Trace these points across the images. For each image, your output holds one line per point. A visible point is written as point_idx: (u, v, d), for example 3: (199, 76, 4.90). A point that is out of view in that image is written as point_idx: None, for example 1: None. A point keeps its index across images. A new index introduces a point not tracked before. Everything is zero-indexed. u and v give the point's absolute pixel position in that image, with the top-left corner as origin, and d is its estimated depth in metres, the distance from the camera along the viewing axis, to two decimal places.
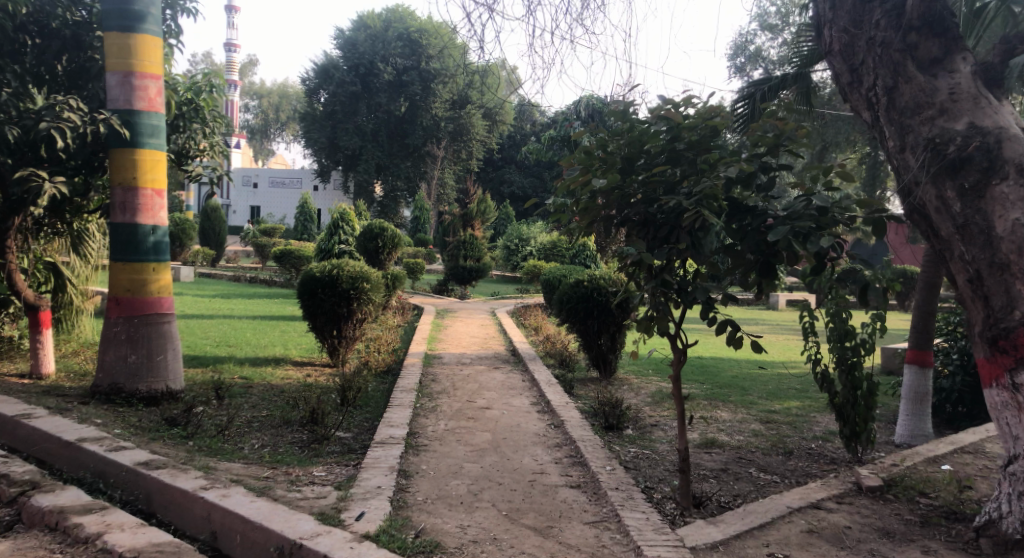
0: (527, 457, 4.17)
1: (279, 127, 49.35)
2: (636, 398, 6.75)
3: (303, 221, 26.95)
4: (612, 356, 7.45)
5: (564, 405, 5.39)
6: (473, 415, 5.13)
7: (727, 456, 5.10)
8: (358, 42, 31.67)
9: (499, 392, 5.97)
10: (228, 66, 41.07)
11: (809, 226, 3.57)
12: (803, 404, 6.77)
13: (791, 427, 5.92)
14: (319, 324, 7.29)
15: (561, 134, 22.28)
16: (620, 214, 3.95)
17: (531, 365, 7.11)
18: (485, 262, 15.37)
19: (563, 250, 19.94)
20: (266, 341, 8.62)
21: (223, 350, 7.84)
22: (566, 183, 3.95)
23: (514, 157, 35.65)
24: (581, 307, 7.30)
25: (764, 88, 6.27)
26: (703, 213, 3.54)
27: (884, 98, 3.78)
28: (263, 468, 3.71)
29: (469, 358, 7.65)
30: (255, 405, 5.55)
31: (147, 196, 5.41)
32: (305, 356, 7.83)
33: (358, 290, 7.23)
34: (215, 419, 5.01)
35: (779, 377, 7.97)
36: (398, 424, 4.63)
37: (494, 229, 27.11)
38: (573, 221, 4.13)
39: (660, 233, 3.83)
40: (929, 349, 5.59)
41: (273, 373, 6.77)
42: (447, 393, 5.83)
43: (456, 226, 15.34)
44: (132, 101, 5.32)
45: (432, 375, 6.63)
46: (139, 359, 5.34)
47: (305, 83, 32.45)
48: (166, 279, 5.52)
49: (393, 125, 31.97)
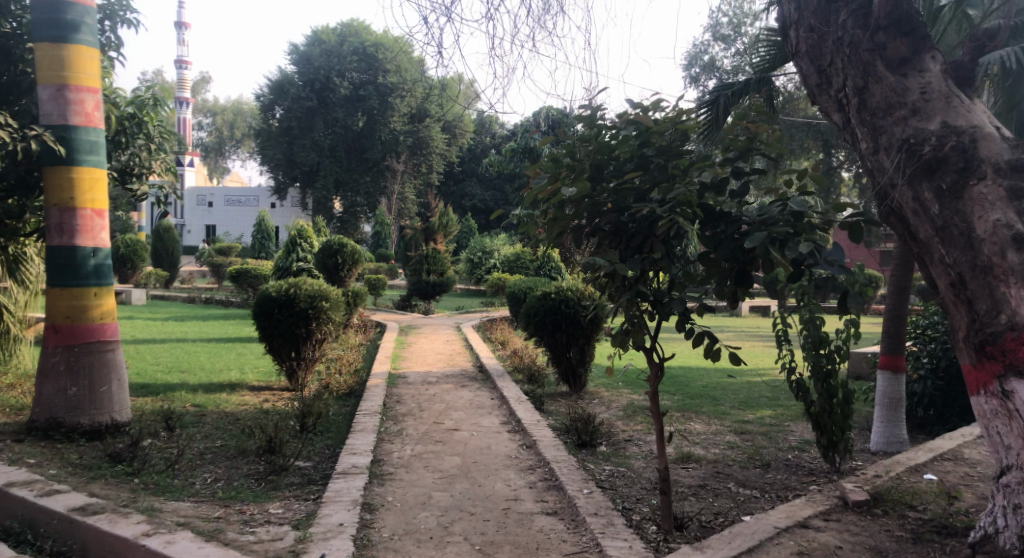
0: (499, 482, 3.94)
1: (234, 145, 48.56)
2: (608, 413, 6.57)
3: (261, 239, 26.41)
4: (581, 370, 7.27)
5: (535, 423, 5.18)
6: (440, 438, 4.90)
7: (705, 471, 4.94)
8: (312, 57, 31.30)
9: (467, 412, 5.74)
10: (180, 83, 40.30)
11: (786, 231, 3.42)
12: (776, 412, 6.65)
13: (766, 438, 5.78)
14: (276, 346, 6.98)
15: (522, 145, 22.18)
16: (590, 224, 3.76)
17: (498, 382, 6.89)
18: (448, 276, 15.14)
19: (526, 262, 19.78)
20: (221, 365, 8.28)
21: (176, 377, 7.49)
22: (533, 193, 3.76)
23: (475, 170, 35.48)
24: (549, 320, 7.12)
25: (727, 93, 6.09)
26: (677, 220, 3.37)
27: (855, 99, 3.65)
28: (215, 508, 3.44)
29: (434, 376, 7.41)
30: (209, 435, 5.25)
31: (86, 217, 5.10)
32: (263, 380, 7.50)
33: (317, 310, 6.96)
34: (164, 453, 4.71)
35: (750, 385, 7.86)
36: (361, 451, 4.38)
37: (457, 243, 26.90)
38: (541, 233, 3.93)
39: (633, 242, 3.67)
40: (901, 354, 5.47)
41: (228, 399, 6.45)
42: (413, 415, 5.58)
43: (417, 240, 15.06)
44: (67, 116, 5.02)
45: (396, 396, 6.38)
46: (80, 392, 5.01)
47: (260, 99, 31.91)
48: (110, 304, 5.22)
49: (350, 140, 31.62)
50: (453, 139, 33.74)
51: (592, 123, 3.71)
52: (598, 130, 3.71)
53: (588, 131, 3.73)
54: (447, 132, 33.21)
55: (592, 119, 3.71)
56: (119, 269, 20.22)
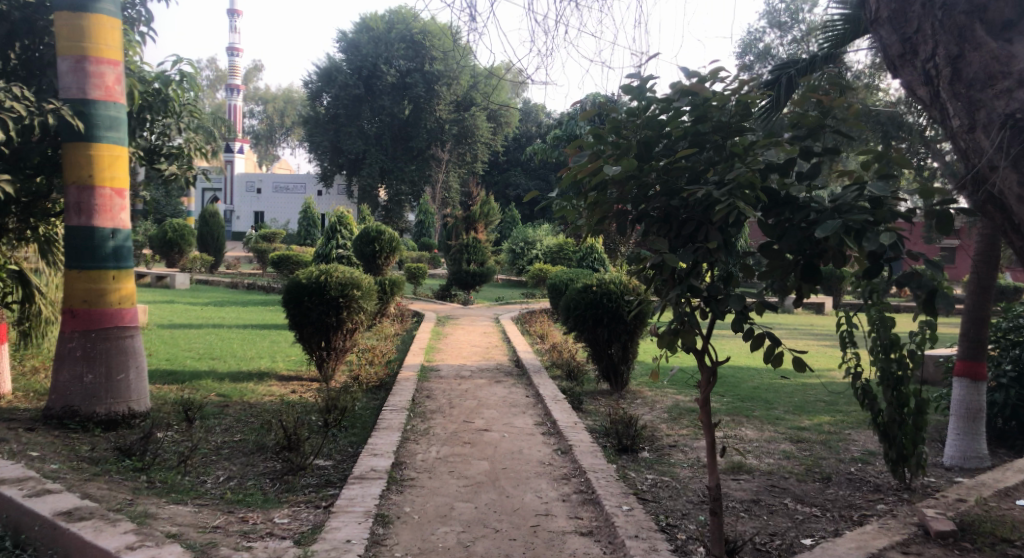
0: (529, 493, 3.58)
1: (283, 132, 48.89)
2: (651, 414, 6.15)
3: (306, 226, 26.31)
4: (624, 368, 6.87)
5: (572, 426, 4.80)
6: (468, 440, 4.54)
7: (758, 484, 4.49)
8: (360, 44, 31.15)
9: (500, 410, 5.38)
10: (231, 70, 40.66)
11: (864, 220, 2.96)
12: (835, 419, 6.17)
13: (826, 448, 5.30)
14: (305, 335, 6.71)
15: (567, 134, 21.75)
16: (637, 210, 3.34)
17: (535, 378, 6.52)
18: (489, 266, 14.81)
19: (570, 254, 19.34)
20: (252, 352, 8.06)
21: (204, 363, 7.28)
22: (572, 173, 3.34)
23: (520, 160, 35.11)
24: (590, 314, 6.74)
25: (790, 71, 5.62)
26: (738, 204, 2.92)
27: (947, 70, 3.18)
28: (214, 516, 3.13)
29: (469, 370, 7.08)
30: (228, 427, 4.99)
31: (106, 196, 4.84)
32: (293, 369, 7.23)
33: (348, 298, 6.68)
34: (177, 446, 4.45)
35: (805, 388, 7.35)
36: (382, 453, 4.05)
37: (500, 233, 26.58)
38: (581, 219, 3.52)
39: (685, 230, 3.24)
40: (982, 360, 4.96)
41: (254, 389, 6.20)
42: (442, 413, 5.25)
43: (458, 228, 14.73)
44: (86, 90, 4.77)
45: (427, 390, 6.05)
46: (97, 379, 4.78)
47: (308, 87, 31.89)
48: (130, 288, 4.99)
49: (396, 128, 31.50)
50: (498, 128, 33.42)
51: (642, 95, 3.28)
52: (649, 102, 3.28)
53: (636, 104, 3.31)
54: (493, 121, 32.94)
55: (642, 90, 3.28)
56: (166, 252, 20.36)
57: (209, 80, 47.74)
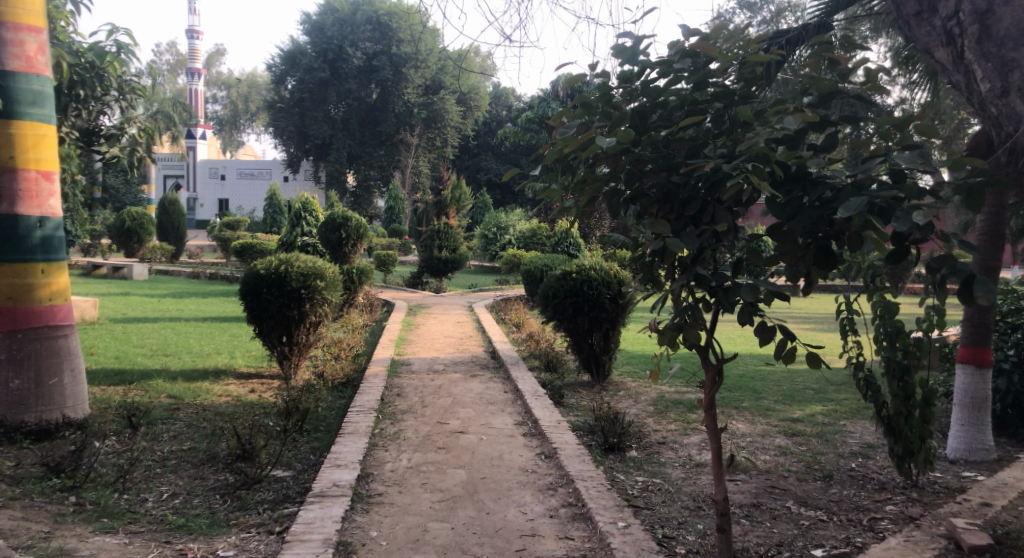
0: (512, 508, 3.19)
1: (248, 118, 47.88)
2: (636, 408, 5.80)
3: (271, 213, 25.54)
4: (605, 359, 6.51)
5: (555, 426, 4.41)
6: (442, 445, 4.13)
7: (757, 486, 4.14)
8: (325, 26, 30.30)
9: (476, 409, 4.98)
10: (191, 54, 39.51)
11: (891, 197, 2.57)
12: (829, 409, 5.86)
13: (823, 442, 4.98)
14: (265, 330, 6.24)
15: (538, 116, 21.33)
16: (631, 188, 2.93)
17: (513, 372, 6.13)
18: (461, 253, 14.37)
19: (543, 238, 18.92)
20: (211, 348, 7.57)
21: (156, 361, 6.78)
22: (557, 148, 2.92)
23: (491, 144, 34.63)
24: (569, 303, 6.37)
25: (781, 41, 4.77)
26: (753, 178, 2.52)
27: (973, 27, 2.79)
28: (146, 551, 2.81)
29: (442, 364, 6.67)
30: (178, 435, 4.54)
31: (31, 180, 4.36)
32: (253, 366, 6.76)
33: (311, 290, 6.24)
34: (117, 459, 4.00)
35: (792, 375, 7.05)
36: (346, 463, 3.63)
37: (472, 218, 26.13)
38: (568, 199, 3.11)
39: (687, 211, 2.84)
40: (988, 348, 4.60)
41: (208, 389, 5.73)
42: (414, 413, 4.83)
43: (429, 214, 14.26)
44: (3, 60, 4.26)
45: (398, 388, 5.64)
46: (25, 385, 4.29)
47: (272, 70, 31.02)
48: (62, 282, 4.53)
49: (363, 112, 30.79)
50: (467, 111, 32.89)
51: (635, 59, 2.91)
52: (642, 66, 2.91)
53: (629, 68, 2.92)
54: (462, 105, 32.44)
55: (635, 52, 2.91)
56: (125, 242, 19.72)
57: (170, 64, 46.37)
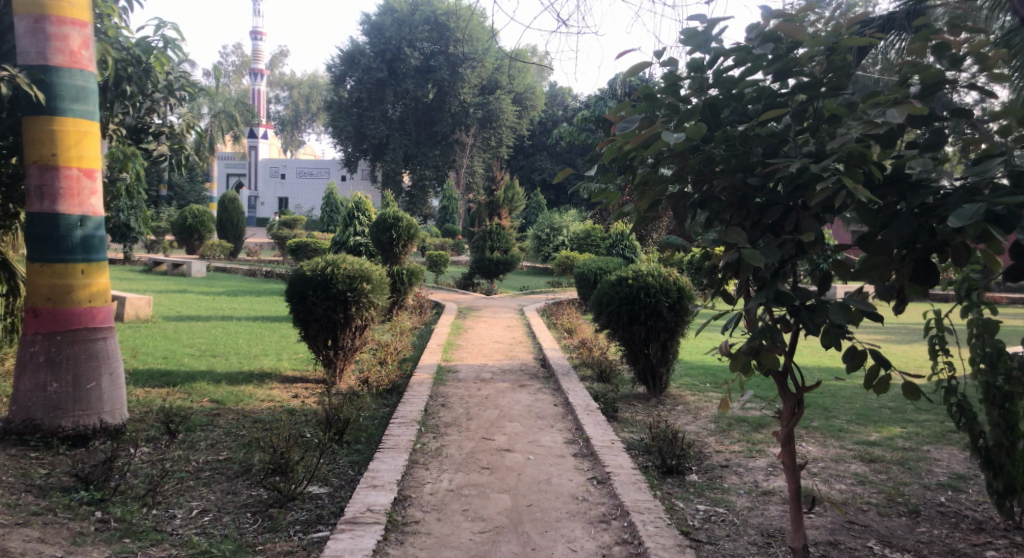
0: (559, 545, 2.90)
1: (308, 117, 48.53)
2: (696, 425, 5.44)
3: (329, 212, 25.66)
4: (662, 371, 6.15)
5: (609, 446, 4.10)
6: (486, 464, 3.86)
7: (832, 520, 3.76)
8: (383, 27, 30.39)
9: (524, 423, 4.69)
10: (253, 56, 40.19)
11: (1014, 203, 2.20)
12: (908, 431, 5.40)
13: (904, 470, 4.55)
14: (311, 333, 6.07)
15: (595, 116, 20.91)
16: (700, 191, 2.59)
17: (564, 382, 5.82)
18: (514, 254, 14.09)
19: (597, 240, 18.55)
20: (258, 349, 7.44)
21: (203, 363, 6.67)
22: (618, 145, 2.61)
23: (546, 144, 34.32)
24: (625, 311, 6.04)
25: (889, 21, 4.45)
26: (846, 180, 2.17)
27: None
28: None
29: (491, 372, 6.40)
30: (215, 443, 4.36)
31: (72, 178, 4.21)
32: (299, 369, 6.59)
33: (357, 293, 6.04)
34: (150, 470, 3.83)
35: (865, 392, 6.58)
36: (383, 485, 3.38)
37: (525, 219, 25.86)
38: (628, 204, 2.79)
39: (766, 217, 2.50)
40: None
41: (252, 394, 5.56)
42: (458, 427, 4.57)
43: (482, 215, 14.03)
44: (47, 54, 4.13)
45: (443, 397, 5.38)
46: (62, 389, 4.16)
47: (331, 70, 31.27)
48: (103, 283, 4.37)
49: (420, 112, 30.79)
50: (523, 111, 32.70)
51: (707, 46, 2.60)
52: (714, 54, 2.59)
53: (699, 56, 2.60)
54: (518, 105, 32.25)
55: (707, 38, 2.59)
56: (186, 239, 20.08)
57: (235, 64, 47.19)
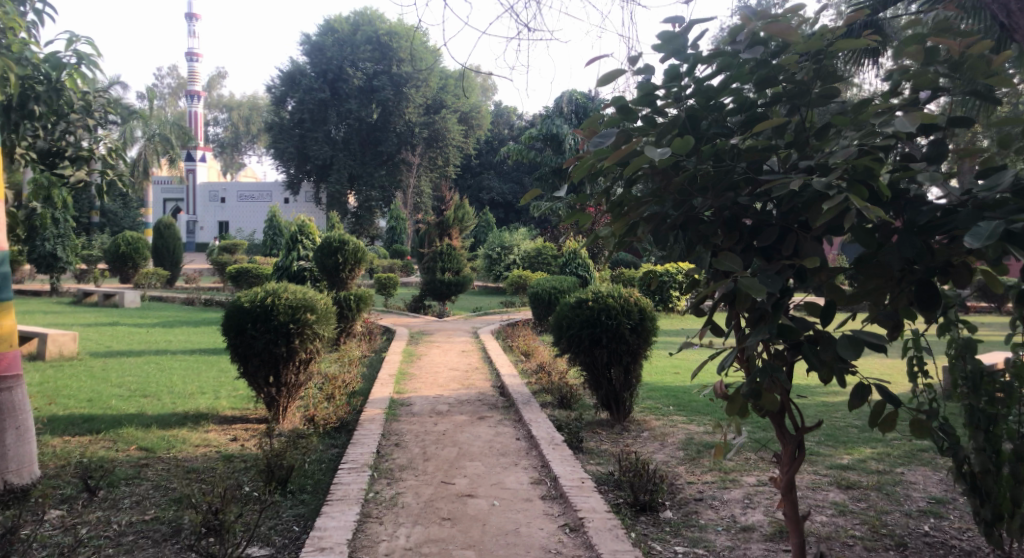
0: None
1: (250, 140, 47.55)
2: (664, 453, 5.17)
3: (272, 236, 24.94)
4: (626, 396, 5.86)
5: (579, 486, 3.78)
6: (447, 515, 3.51)
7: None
8: (324, 47, 29.89)
9: (485, 462, 4.35)
10: (190, 78, 39.23)
11: None
12: (881, 452, 5.21)
13: (884, 496, 4.34)
14: (251, 370, 5.63)
15: (544, 133, 20.81)
16: (684, 212, 2.31)
17: (524, 413, 5.50)
18: (465, 275, 13.76)
19: (548, 258, 18.36)
20: (194, 387, 6.94)
21: (133, 404, 6.16)
22: (589, 162, 2.33)
23: (493, 163, 34.17)
24: (586, 334, 5.76)
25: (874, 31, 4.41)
26: (853, 197, 1.91)
27: None
28: None
29: (446, 403, 6.05)
30: (141, 500, 3.91)
31: None
32: (238, 408, 6.12)
33: (300, 324, 5.64)
34: (64, 538, 3.38)
35: (831, 410, 6.41)
36: (331, 547, 3.02)
37: (474, 238, 25.60)
38: (601, 227, 2.50)
39: (758, 240, 2.23)
40: None
41: (185, 439, 5.10)
42: (414, 469, 4.21)
43: (431, 235, 13.68)
44: None
45: (396, 435, 5.01)
46: None
47: (272, 92, 30.59)
48: (6, 326, 3.89)
49: (364, 132, 30.30)
50: (469, 130, 32.55)
51: (684, 52, 2.33)
52: (693, 61, 2.32)
53: (674, 64, 2.34)
54: (463, 124, 32.11)
55: (684, 43, 2.33)
56: (121, 267, 19.27)
57: (172, 87, 45.96)
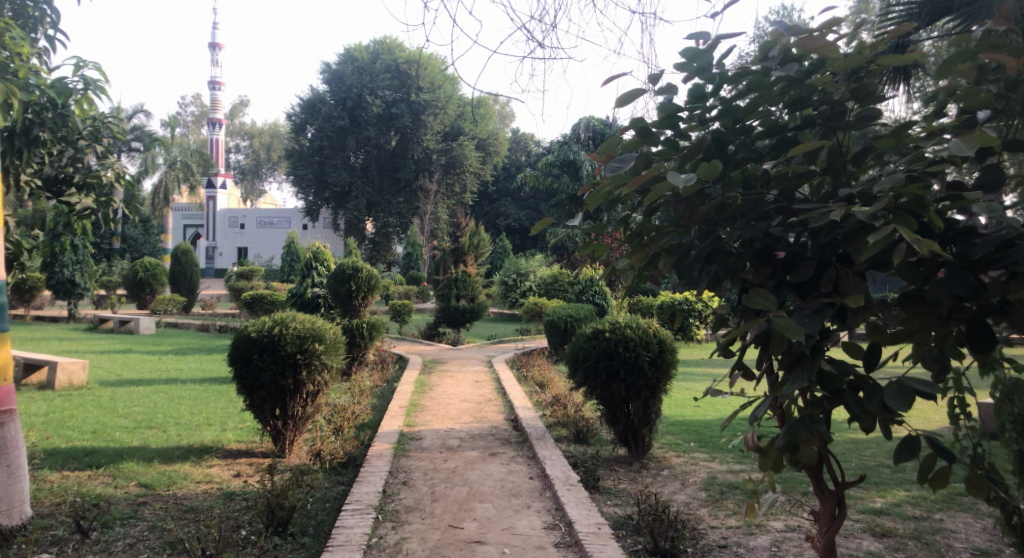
0: None
1: (270, 166, 47.93)
2: (685, 494, 4.92)
3: (290, 262, 24.93)
4: (645, 432, 5.61)
5: (595, 533, 3.55)
6: None
7: None
8: (343, 75, 30.06)
9: (496, 505, 4.12)
10: (212, 105, 39.65)
11: None
12: (916, 494, 4.93)
13: (922, 544, 4.06)
14: (257, 403, 5.45)
15: (561, 160, 20.69)
16: (710, 243, 2.12)
17: (538, 449, 5.27)
18: (481, 302, 13.56)
19: (565, 285, 18.14)
20: (201, 418, 6.76)
21: (136, 436, 5.99)
22: (606, 189, 2.15)
23: (511, 189, 34.15)
24: (603, 367, 5.54)
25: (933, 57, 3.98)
26: (903, 229, 1.70)
27: None
28: None
29: (458, 438, 5.83)
30: (134, 543, 3.72)
31: None
32: (244, 442, 5.94)
33: (308, 355, 5.47)
34: None
35: (861, 447, 6.12)
36: None
37: (491, 264, 25.47)
38: (620, 258, 2.31)
39: (792, 274, 2.02)
40: None
41: (187, 475, 4.92)
42: (421, 512, 3.99)
43: (447, 262, 13.52)
44: None
45: (404, 473, 4.79)
46: None
47: (292, 119, 30.73)
48: None
49: (382, 159, 30.37)
50: (486, 157, 32.56)
51: (709, 70, 2.14)
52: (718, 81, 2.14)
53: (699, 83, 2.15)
54: (481, 151, 32.12)
55: (709, 61, 2.14)
56: (137, 293, 19.25)
57: (194, 114, 46.48)
